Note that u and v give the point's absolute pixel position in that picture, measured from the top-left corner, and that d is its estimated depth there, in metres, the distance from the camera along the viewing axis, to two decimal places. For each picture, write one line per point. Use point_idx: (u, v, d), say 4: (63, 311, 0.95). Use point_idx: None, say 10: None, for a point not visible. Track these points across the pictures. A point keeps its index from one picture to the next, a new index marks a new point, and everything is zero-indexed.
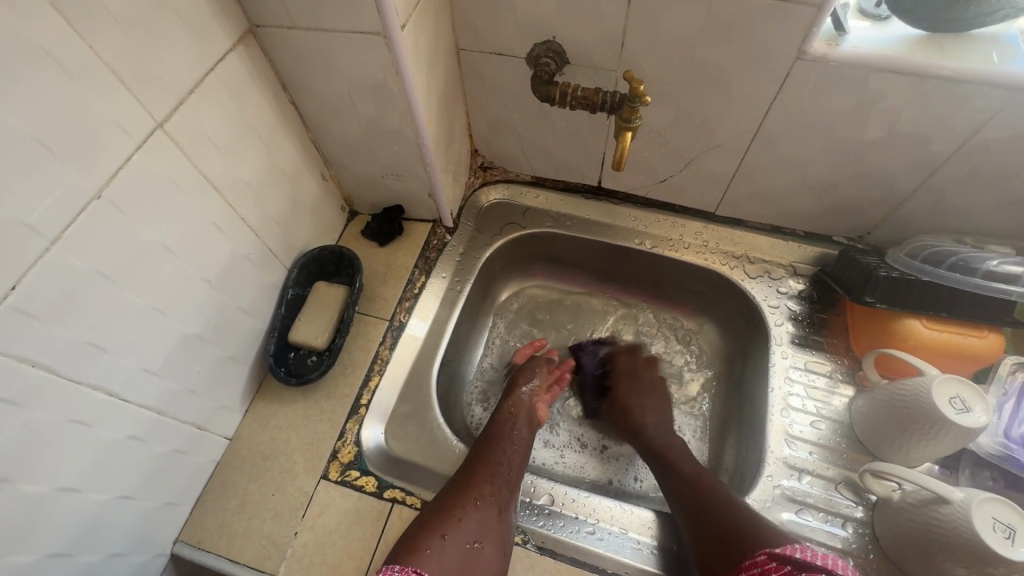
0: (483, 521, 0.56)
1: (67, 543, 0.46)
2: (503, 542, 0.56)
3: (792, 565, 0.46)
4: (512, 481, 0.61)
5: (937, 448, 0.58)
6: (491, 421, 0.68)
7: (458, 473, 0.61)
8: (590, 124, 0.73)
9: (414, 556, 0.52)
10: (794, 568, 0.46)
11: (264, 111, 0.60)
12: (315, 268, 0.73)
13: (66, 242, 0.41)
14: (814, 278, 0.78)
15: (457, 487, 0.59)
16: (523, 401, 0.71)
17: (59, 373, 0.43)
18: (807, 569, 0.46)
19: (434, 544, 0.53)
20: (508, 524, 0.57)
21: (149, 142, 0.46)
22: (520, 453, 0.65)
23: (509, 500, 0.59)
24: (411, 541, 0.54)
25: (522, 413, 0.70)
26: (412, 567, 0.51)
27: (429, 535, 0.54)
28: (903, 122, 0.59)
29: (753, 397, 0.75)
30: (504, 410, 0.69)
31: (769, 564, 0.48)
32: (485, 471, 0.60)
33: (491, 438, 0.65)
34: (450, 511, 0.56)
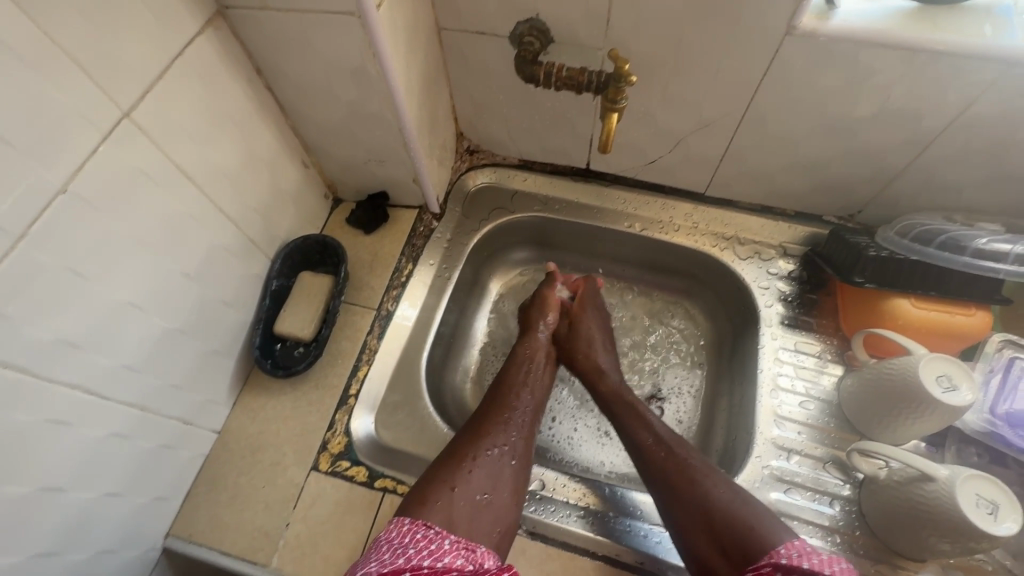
0: (495, 472, 0.56)
1: (53, 542, 0.46)
2: (514, 495, 0.56)
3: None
4: (525, 431, 0.62)
5: (924, 424, 0.59)
6: (505, 372, 0.70)
7: (467, 425, 0.61)
8: (577, 104, 0.71)
9: (424, 508, 0.51)
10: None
11: (238, 97, 0.58)
12: (299, 258, 0.72)
13: (32, 239, 0.40)
14: (804, 258, 0.77)
15: (467, 437, 0.59)
16: (540, 344, 0.74)
17: (34, 374, 0.42)
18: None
19: (444, 495, 0.52)
20: (520, 475, 0.58)
21: (117, 132, 0.45)
22: (534, 408, 0.66)
23: (521, 454, 0.60)
24: (420, 493, 0.53)
25: (533, 359, 0.72)
26: (421, 520, 0.49)
27: (439, 487, 0.53)
28: (894, 99, 0.58)
29: (744, 378, 0.74)
30: (518, 351, 0.73)
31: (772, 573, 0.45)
32: (496, 423, 0.61)
33: (505, 392, 0.66)
34: (461, 460, 0.56)
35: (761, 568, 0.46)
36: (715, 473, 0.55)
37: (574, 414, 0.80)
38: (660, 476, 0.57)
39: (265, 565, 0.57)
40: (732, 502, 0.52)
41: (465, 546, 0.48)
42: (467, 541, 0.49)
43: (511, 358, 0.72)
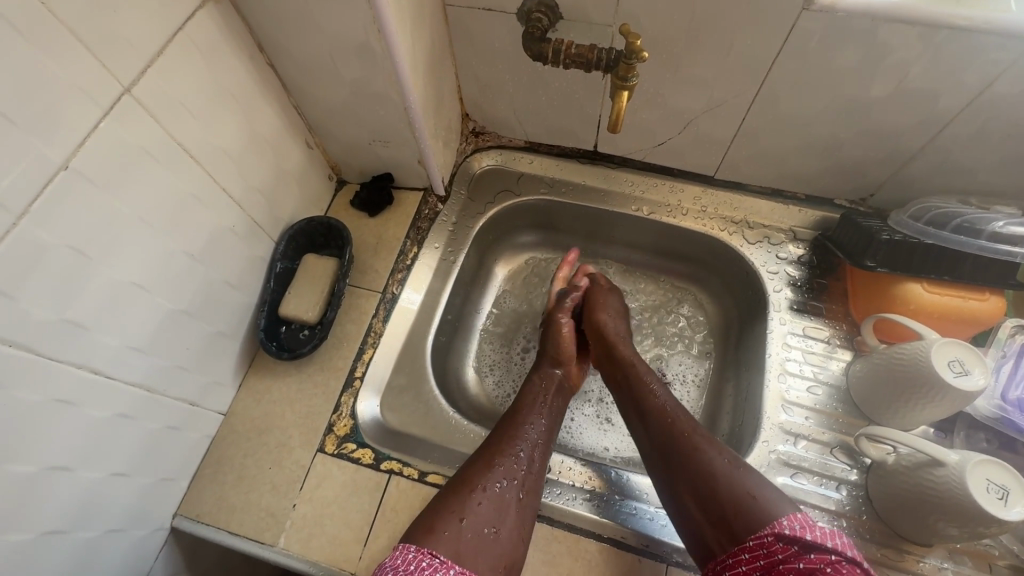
0: (503, 504, 0.53)
1: (62, 521, 0.46)
2: (523, 529, 0.53)
3: (800, 545, 0.43)
4: (539, 459, 0.59)
5: (935, 410, 0.58)
6: (517, 399, 0.66)
7: (477, 452, 0.58)
8: (585, 84, 0.69)
9: (429, 537, 0.48)
10: (802, 550, 0.43)
11: (241, 74, 0.56)
12: (303, 240, 0.71)
13: (34, 216, 0.39)
14: (814, 242, 0.76)
15: (477, 465, 0.56)
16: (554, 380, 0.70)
17: (38, 352, 0.41)
18: (817, 550, 0.43)
19: (451, 526, 0.50)
20: (529, 507, 0.55)
21: (118, 108, 0.44)
22: (549, 436, 0.62)
23: (532, 485, 0.56)
24: (426, 522, 0.50)
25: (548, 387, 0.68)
26: (427, 550, 0.47)
27: (446, 517, 0.50)
28: (912, 77, 0.57)
29: (751, 364, 0.74)
30: (533, 382, 0.69)
31: (775, 544, 0.44)
32: (509, 450, 0.58)
33: (517, 417, 0.63)
34: (469, 490, 0.53)
35: (763, 537, 0.45)
36: (712, 441, 0.54)
37: (569, 404, 0.79)
38: (661, 447, 0.56)
39: (273, 545, 0.58)
40: (730, 469, 0.51)
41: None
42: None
43: (525, 387, 0.69)
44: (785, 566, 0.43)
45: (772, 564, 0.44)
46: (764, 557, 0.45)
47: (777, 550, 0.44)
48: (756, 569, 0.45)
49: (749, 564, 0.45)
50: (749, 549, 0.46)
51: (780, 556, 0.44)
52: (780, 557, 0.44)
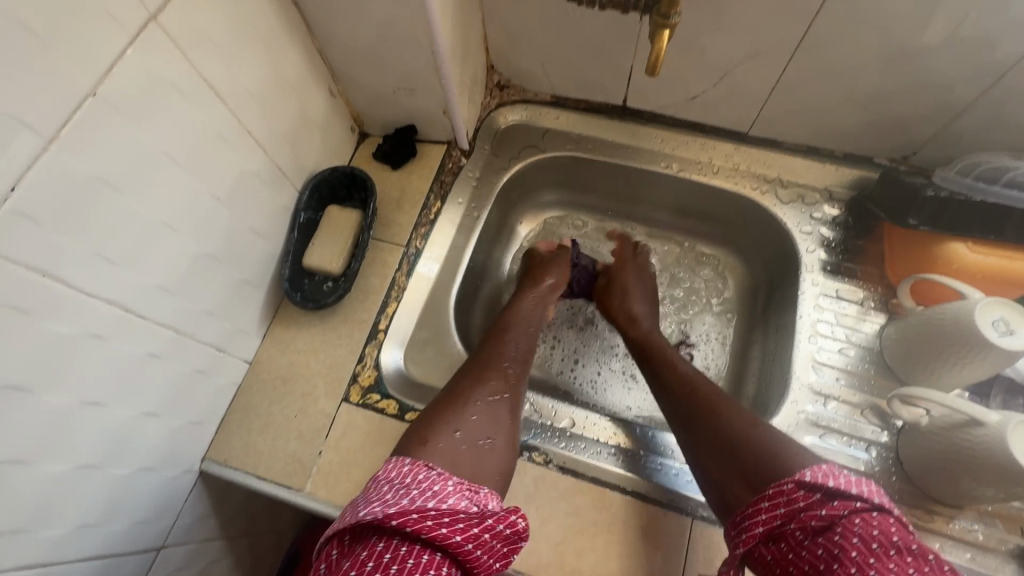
0: (495, 420, 0.53)
1: (96, 456, 0.47)
2: (513, 440, 0.54)
3: (821, 493, 0.42)
4: (521, 379, 0.60)
5: (972, 372, 0.56)
6: (498, 323, 0.67)
7: (465, 373, 0.59)
8: (618, 31, 0.66)
9: (426, 448, 0.48)
10: (825, 497, 0.41)
11: (265, 11, 0.54)
12: (327, 191, 0.70)
13: (64, 143, 0.38)
14: (850, 202, 0.73)
15: (468, 385, 0.56)
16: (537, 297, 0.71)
17: (71, 286, 0.41)
18: (840, 497, 0.41)
19: (446, 436, 0.50)
20: (517, 428, 0.56)
21: (145, 36, 0.42)
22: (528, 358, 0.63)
23: (517, 400, 0.57)
24: (420, 434, 0.50)
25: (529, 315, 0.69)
26: (423, 461, 0.47)
27: (440, 428, 0.51)
28: (972, 20, 0.53)
29: (780, 326, 0.72)
30: (519, 314, 0.68)
31: (796, 492, 0.43)
32: (496, 374, 0.58)
33: (505, 344, 0.63)
34: (464, 404, 0.54)
35: (783, 485, 0.44)
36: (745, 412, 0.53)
37: (598, 358, 0.79)
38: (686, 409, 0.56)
39: (300, 490, 0.58)
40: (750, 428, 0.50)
41: (469, 488, 0.45)
42: (471, 483, 0.46)
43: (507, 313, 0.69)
44: (806, 514, 0.42)
45: (793, 512, 0.43)
46: (784, 506, 0.43)
47: (798, 497, 0.43)
48: (777, 519, 0.43)
49: (769, 514, 0.44)
50: (768, 499, 0.44)
51: (801, 504, 0.42)
52: (801, 505, 0.42)
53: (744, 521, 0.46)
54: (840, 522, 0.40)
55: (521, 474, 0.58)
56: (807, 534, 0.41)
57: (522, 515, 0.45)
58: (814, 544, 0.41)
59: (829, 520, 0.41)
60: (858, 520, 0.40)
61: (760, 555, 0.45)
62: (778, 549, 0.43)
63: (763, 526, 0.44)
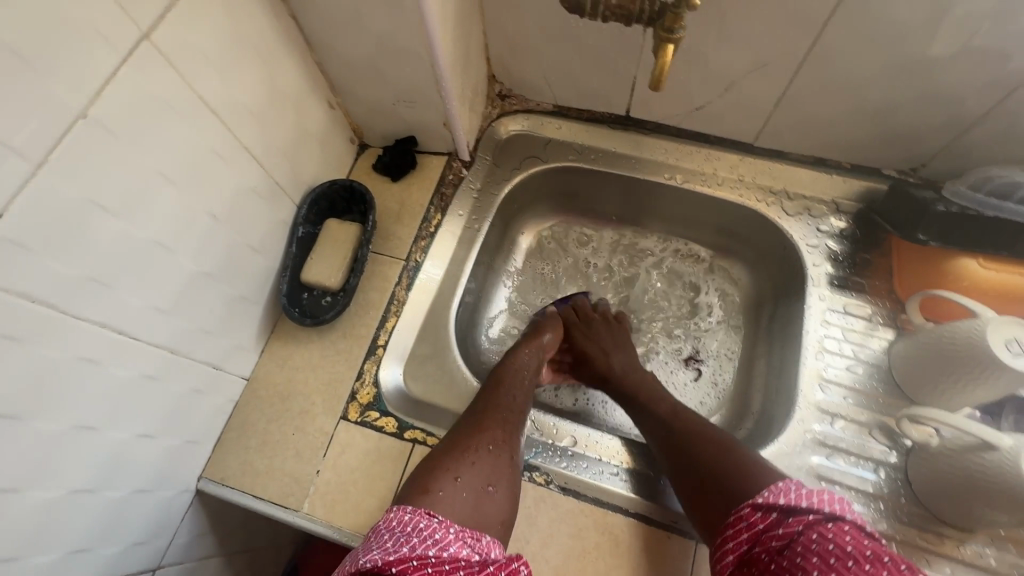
0: (495, 465, 0.53)
1: (89, 479, 0.46)
2: (513, 487, 0.53)
3: (778, 512, 0.44)
4: (521, 424, 0.59)
5: (983, 393, 0.55)
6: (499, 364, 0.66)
7: (465, 417, 0.58)
8: (621, 42, 0.65)
9: (427, 497, 0.48)
10: (781, 515, 0.44)
11: (261, 25, 0.53)
12: (325, 204, 0.69)
13: (54, 166, 0.37)
14: (858, 215, 0.72)
15: (468, 429, 0.55)
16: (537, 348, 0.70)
17: (62, 310, 0.40)
18: (794, 513, 0.44)
19: (447, 485, 0.49)
20: (517, 471, 0.55)
21: (138, 55, 0.41)
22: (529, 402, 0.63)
23: (517, 447, 0.57)
24: (421, 482, 0.50)
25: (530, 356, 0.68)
26: (425, 509, 0.46)
27: (442, 476, 0.50)
28: (984, 32, 0.52)
29: (786, 341, 0.71)
30: (517, 357, 0.67)
31: (754, 515, 0.45)
32: (497, 417, 0.57)
33: (505, 387, 0.62)
34: (465, 449, 0.53)
35: (741, 511, 0.47)
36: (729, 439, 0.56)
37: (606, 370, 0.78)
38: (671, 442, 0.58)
39: (297, 510, 0.58)
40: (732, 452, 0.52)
41: (470, 535, 0.45)
42: (472, 531, 0.46)
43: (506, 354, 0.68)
44: (766, 535, 0.44)
45: (756, 535, 0.45)
46: (747, 529, 0.46)
47: (757, 520, 0.45)
48: (742, 544, 0.45)
49: (735, 540, 0.46)
50: (731, 526, 0.47)
51: (761, 526, 0.45)
52: (761, 527, 0.45)
53: (716, 550, 0.48)
54: (797, 538, 0.42)
55: (522, 494, 0.57)
56: (769, 555, 0.43)
57: (525, 563, 0.44)
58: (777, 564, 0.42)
59: (786, 538, 0.43)
60: (812, 533, 0.42)
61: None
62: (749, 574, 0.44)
63: (733, 553, 0.46)
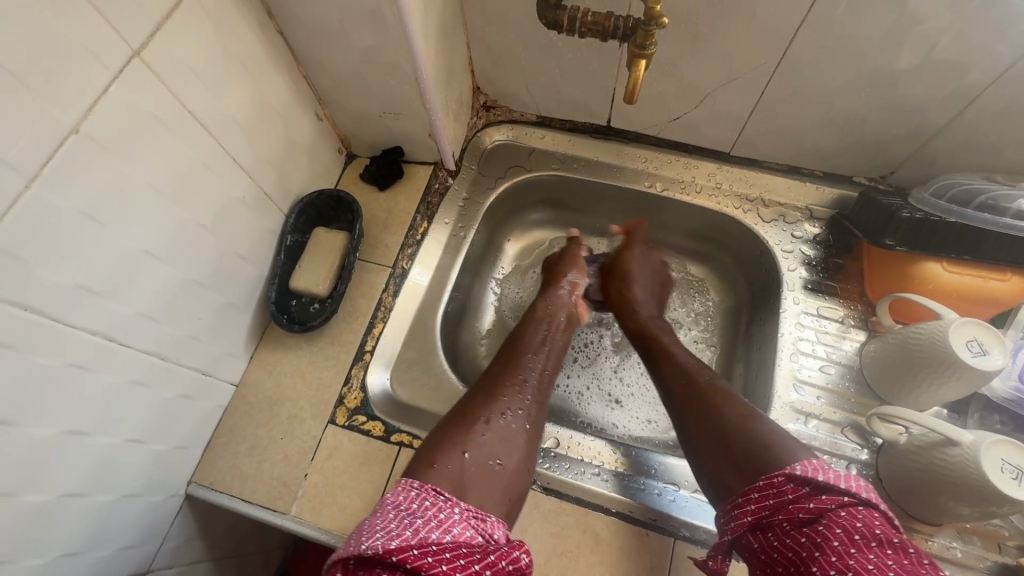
0: (505, 439, 0.53)
1: (79, 483, 0.47)
2: (525, 463, 0.54)
3: (811, 486, 0.42)
4: (538, 402, 0.60)
5: (949, 390, 0.57)
6: (517, 338, 0.67)
7: (478, 389, 0.59)
8: (600, 56, 0.68)
9: (433, 469, 0.48)
10: (813, 491, 0.42)
11: (250, 41, 0.55)
12: (313, 213, 0.71)
13: (46, 179, 0.39)
14: (831, 221, 0.74)
15: (479, 404, 0.56)
16: (557, 312, 0.72)
17: (53, 318, 0.42)
18: (829, 492, 0.42)
19: (455, 458, 0.49)
20: (530, 446, 0.55)
21: (128, 72, 0.43)
22: (545, 378, 0.63)
23: (533, 421, 0.57)
24: (429, 453, 0.50)
25: (550, 330, 0.69)
26: (431, 487, 0.46)
27: (450, 449, 0.50)
28: (941, 48, 0.55)
29: (763, 344, 0.73)
30: (528, 331, 0.68)
31: (786, 485, 0.43)
32: (511, 390, 0.58)
33: (517, 362, 0.63)
34: (474, 423, 0.53)
35: (774, 478, 0.45)
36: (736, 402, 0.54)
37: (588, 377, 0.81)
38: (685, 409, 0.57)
39: (285, 513, 0.59)
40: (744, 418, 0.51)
41: (475, 515, 0.45)
42: (478, 510, 0.46)
43: (523, 324, 0.70)
44: (794, 505, 0.42)
45: (782, 503, 0.43)
46: (774, 496, 0.44)
47: (787, 489, 0.43)
48: (764, 508, 0.44)
49: (757, 503, 0.45)
50: (758, 490, 0.45)
51: (790, 496, 0.43)
52: (790, 497, 0.43)
53: (734, 509, 0.47)
54: (826, 516, 0.41)
55: None
56: (793, 525, 0.42)
57: (526, 552, 0.43)
58: (799, 534, 0.42)
59: (816, 513, 0.41)
60: (844, 513, 0.40)
61: (746, 544, 0.45)
62: (765, 538, 0.44)
63: (752, 515, 0.45)
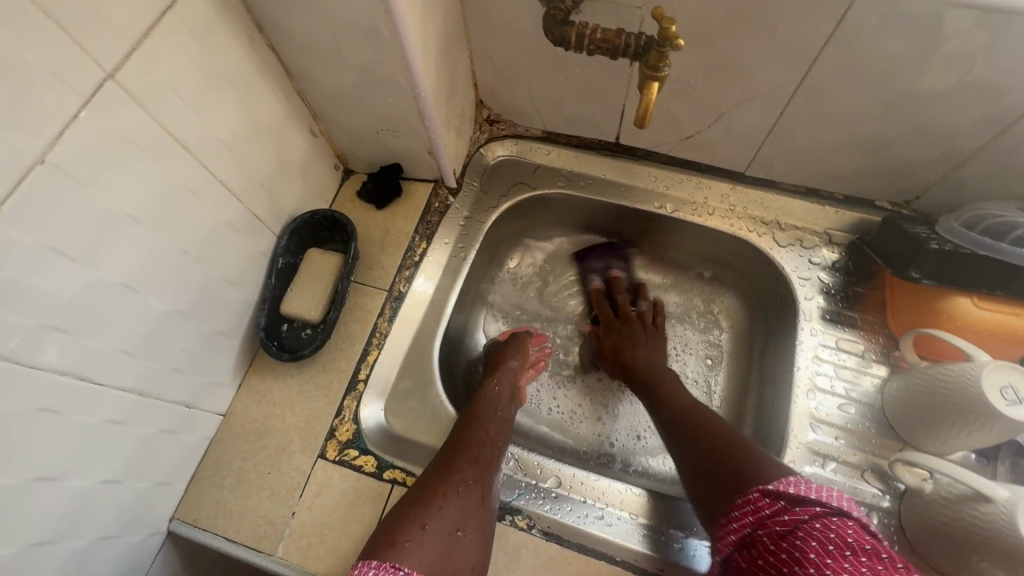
0: (467, 507, 0.50)
1: (51, 531, 0.44)
2: (486, 530, 0.51)
3: (785, 499, 0.44)
4: (495, 464, 0.56)
5: (978, 439, 0.53)
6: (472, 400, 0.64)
7: (436, 457, 0.55)
8: (609, 72, 0.64)
9: (393, 549, 0.45)
10: (788, 504, 0.44)
11: (239, 59, 0.52)
12: (306, 234, 0.68)
13: (7, 214, 0.36)
14: (851, 247, 0.71)
15: (436, 472, 0.53)
16: (508, 380, 0.68)
17: (15, 361, 0.38)
18: (801, 503, 0.44)
19: (413, 535, 0.46)
20: (490, 512, 0.52)
21: (101, 95, 0.40)
22: (502, 439, 0.60)
23: (491, 486, 0.54)
24: (389, 532, 0.47)
25: (502, 391, 0.66)
26: (390, 563, 0.44)
27: (408, 525, 0.47)
28: (977, 71, 0.51)
29: (777, 377, 0.70)
30: (489, 390, 0.66)
31: (762, 500, 0.45)
32: (468, 455, 0.55)
33: (474, 424, 0.59)
34: (431, 496, 0.50)
35: (749, 494, 0.46)
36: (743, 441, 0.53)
37: (594, 403, 0.78)
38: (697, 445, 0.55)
39: (270, 554, 0.56)
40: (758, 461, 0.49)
41: None
42: None
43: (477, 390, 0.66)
44: (771, 520, 0.44)
45: (760, 519, 0.45)
46: (751, 514, 0.46)
47: (763, 505, 0.45)
48: (745, 525, 0.46)
49: (739, 522, 0.46)
50: (737, 509, 0.47)
51: (767, 512, 0.45)
52: (767, 512, 0.45)
53: (720, 529, 0.48)
54: (801, 527, 0.42)
55: (503, 539, 0.55)
56: (773, 539, 0.43)
57: None
58: (773, 545, 0.43)
59: (791, 525, 0.43)
60: (818, 524, 0.42)
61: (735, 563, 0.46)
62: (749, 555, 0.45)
63: (736, 534, 0.46)
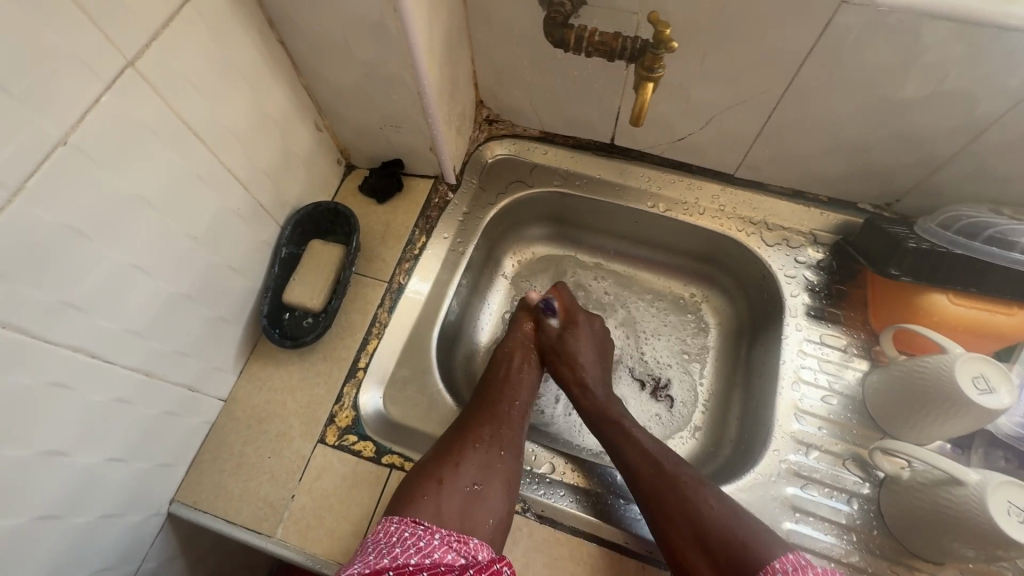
0: (485, 463, 0.54)
1: (58, 505, 0.45)
2: (507, 483, 0.54)
3: None
4: (514, 424, 0.60)
5: (954, 427, 0.56)
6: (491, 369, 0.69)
7: (455, 422, 0.59)
8: (606, 75, 0.67)
9: (411, 505, 0.49)
10: None
11: (250, 53, 0.54)
12: (309, 225, 0.69)
13: (29, 192, 0.37)
14: (834, 247, 0.74)
15: (454, 433, 0.57)
16: (525, 343, 0.73)
17: (33, 334, 0.40)
18: None
19: (431, 489, 0.51)
20: (513, 465, 0.56)
21: (121, 81, 0.42)
22: (520, 402, 0.64)
23: (510, 442, 0.58)
24: (408, 490, 0.51)
25: (519, 357, 0.71)
26: (409, 518, 0.48)
27: (426, 481, 0.52)
28: (951, 79, 0.54)
29: (763, 371, 0.72)
30: (508, 356, 0.71)
31: None
32: (484, 416, 0.59)
33: (492, 393, 0.64)
34: (449, 454, 0.54)
35: None
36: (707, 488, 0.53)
37: None
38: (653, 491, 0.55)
39: (270, 536, 0.57)
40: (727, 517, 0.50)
41: (457, 539, 0.47)
42: (458, 535, 0.48)
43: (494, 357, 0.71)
44: None
45: None
46: None
47: None
48: None
49: None
50: None
51: None
52: None
53: None
54: None
55: None
56: None
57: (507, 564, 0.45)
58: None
59: None
60: None
61: None
62: None
63: None
